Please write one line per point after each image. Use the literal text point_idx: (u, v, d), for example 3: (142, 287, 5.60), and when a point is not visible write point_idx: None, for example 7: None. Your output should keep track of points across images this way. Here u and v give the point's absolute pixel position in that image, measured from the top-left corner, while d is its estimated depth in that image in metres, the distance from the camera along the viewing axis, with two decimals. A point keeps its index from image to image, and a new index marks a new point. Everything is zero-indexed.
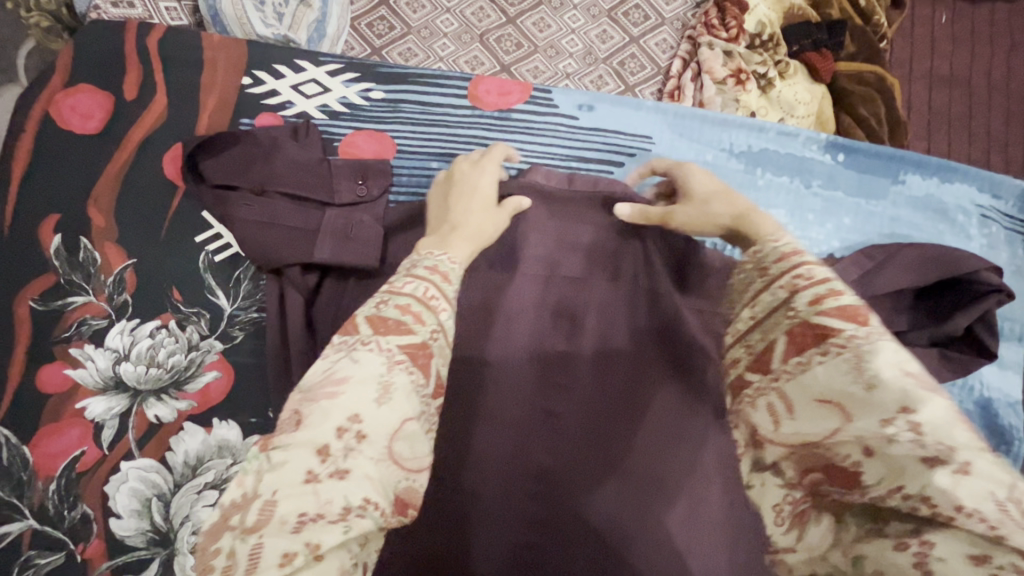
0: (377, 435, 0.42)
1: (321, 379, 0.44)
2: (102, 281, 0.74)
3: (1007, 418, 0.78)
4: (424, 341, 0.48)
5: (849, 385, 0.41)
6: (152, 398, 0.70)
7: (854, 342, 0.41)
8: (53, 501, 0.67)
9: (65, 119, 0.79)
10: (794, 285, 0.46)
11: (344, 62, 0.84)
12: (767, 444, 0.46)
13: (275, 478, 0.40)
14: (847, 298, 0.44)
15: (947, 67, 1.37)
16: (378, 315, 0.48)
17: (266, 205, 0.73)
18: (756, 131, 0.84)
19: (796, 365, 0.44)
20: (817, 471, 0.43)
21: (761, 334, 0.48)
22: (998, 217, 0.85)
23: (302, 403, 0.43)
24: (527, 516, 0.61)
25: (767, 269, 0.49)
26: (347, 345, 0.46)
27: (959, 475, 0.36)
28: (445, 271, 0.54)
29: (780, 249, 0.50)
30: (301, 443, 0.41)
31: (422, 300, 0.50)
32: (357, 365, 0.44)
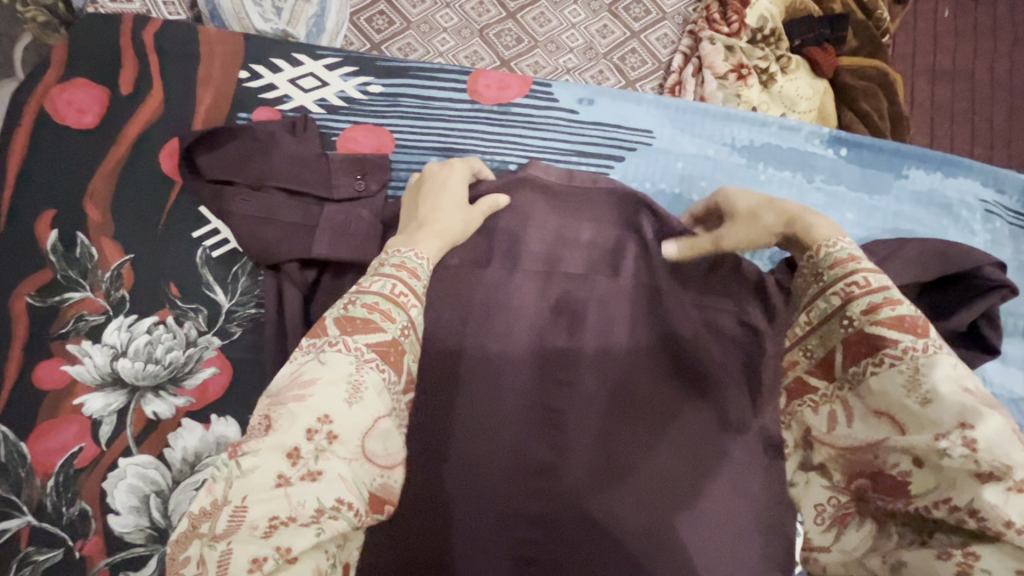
0: (349, 436, 0.44)
1: (289, 383, 0.47)
2: (99, 277, 0.73)
3: (1011, 414, 0.77)
4: (395, 337, 0.51)
5: (905, 398, 0.45)
6: (151, 394, 0.70)
7: (910, 354, 0.46)
8: (51, 497, 0.67)
9: (60, 114, 0.79)
10: (848, 293, 0.52)
11: (342, 55, 0.84)
12: (818, 445, 0.52)
13: (248, 482, 0.42)
14: (903, 308, 0.49)
15: (950, 61, 1.36)
16: (346, 316, 0.51)
17: (264, 200, 0.72)
18: (758, 126, 0.84)
19: (856, 371, 0.50)
20: (864, 476, 0.47)
21: (819, 340, 0.55)
22: (1001, 211, 0.84)
23: (271, 408, 0.46)
24: (528, 513, 0.61)
25: (822, 278, 0.55)
26: (315, 347, 0.49)
27: (1011, 492, 0.39)
28: (412, 268, 0.57)
29: (835, 255, 0.55)
30: (272, 447, 0.43)
31: (389, 297, 0.53)
32: (325, 366, 0.47)
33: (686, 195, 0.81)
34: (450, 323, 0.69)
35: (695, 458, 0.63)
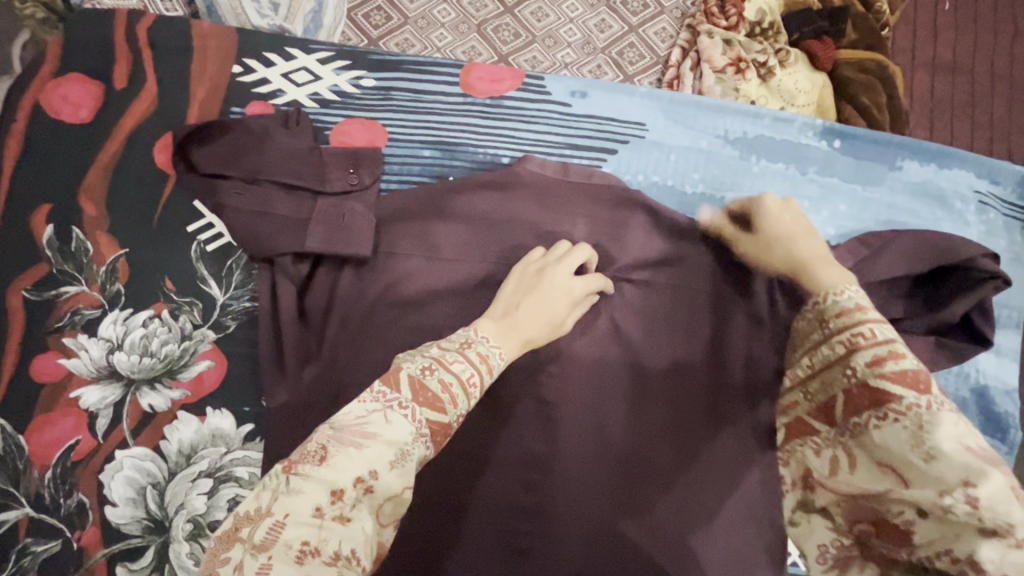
0: (382, 495, 0.43)
1: (354, 424, 0.44)
2: (95, 271, 0.74)
3: (1003, 406, 0.78)
4: (449, 423, 0.47)
5: (908, 454, 0.44)
6: (147, 388, 0.70)
7: (914, 411, 0.45)
8: (49, 489, 0.67)
9: (54, 109, 0.79)
10: (852, 343, 0.51)
11: (335, 49, 0.84)
12: (818, 488, 0.53)
13: (290, 502, 0.41)
14: (908, 363, 0.47)
15: (950, 54, 1.35)
16: (422, 381, 0.47)
17: (256, 193, 0.73)
18: (751, 118, 0.83)
19: (857, 422, 0.49)
20: (866, 523, 0.47)
21: (821, 385, 0.56)
22: (996, 203, 0.84)
23: (333, 440, 0.43)
24: (521, 504, 0.63)
25: (827, 325, 0.55)
26: (385, 398, 0.46)
27: (1010, 549, 0.39)
28: (491, 364, 0.53)
29: (842, 303, 0.54)
30: (319, 481, 0.41)
31: (464, 384, 0.49)
32: (387, 426, 0.44)
33: (679, 189, 0.81)
34: (445, 317, 0.70)
35: (689, 455, 0.65)
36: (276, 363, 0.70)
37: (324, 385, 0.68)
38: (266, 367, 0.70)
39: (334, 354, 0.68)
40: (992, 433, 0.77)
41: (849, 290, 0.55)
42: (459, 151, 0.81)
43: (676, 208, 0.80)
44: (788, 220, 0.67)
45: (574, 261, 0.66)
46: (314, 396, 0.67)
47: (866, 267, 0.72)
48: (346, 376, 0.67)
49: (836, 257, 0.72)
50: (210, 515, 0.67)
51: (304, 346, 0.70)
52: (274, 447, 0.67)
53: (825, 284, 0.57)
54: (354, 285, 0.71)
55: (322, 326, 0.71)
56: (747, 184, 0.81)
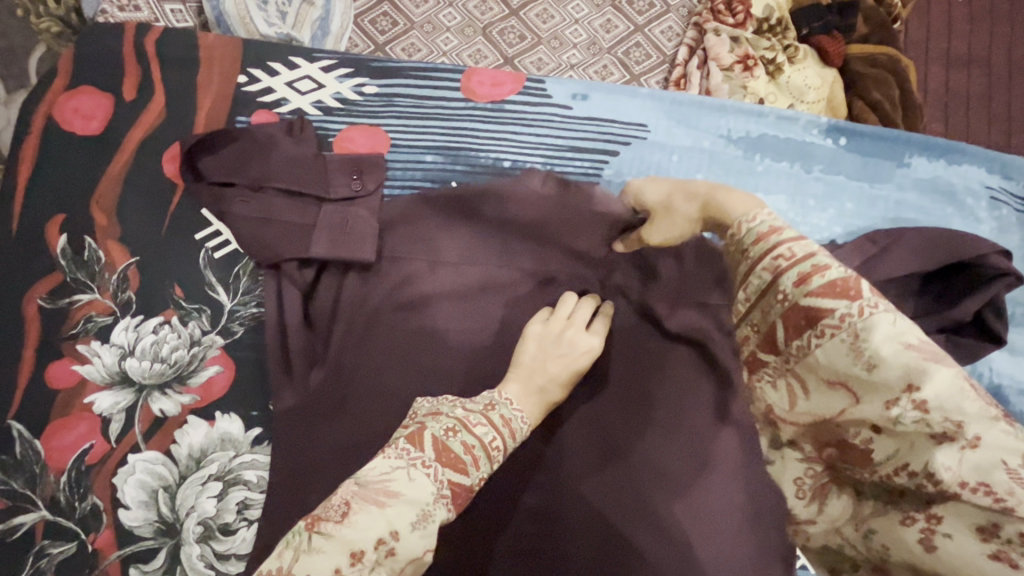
0: (405, 557, 0.46)
1: (377, 481, 0.48)
2: (107, 279, 0.76)
3: (1019, 405, 0.76)
4: (471, 484, 0.52)
5: (852, 368, 0.45)
6: (157, 393, 0.72)
7: (848, 322, 0.46)
8: (65, 492, 0.69)
9: (66, 121, 0.81)
10: (776, 266, 0.51)
11: (338, 57, 0.85)
12: (782, 423, 0.55)
13: (311, 562, 0.45)
14: (832, 274, 0.48)
15: (965, 47, 1.33)
16: (445, 443, 0.52)
17: (263, 202, 0.74)
18: (754, 117, 0.83)
19: (800, 344, 0.49)
20: (832, 447, 0.50)
21: (761, 314, 0.53)
22: (1008, 199, 0.82)
23: (355, 496, 0.48)
24: (530, 508, 0.65)
25: (748, 254, 0.54)
26: (409, 457, 0.50)
27: (965, 451, 0.41)
28: (514, 426, 0.57)
29: (757, 230, 0.55)
30: (339, 541, 0.45)
31: (486, 447, 0.54)
32: (410, 485, 0.48)
33: None
34: (450, 321, 0.71)
35: (701, 457, 0.64)
36: (282, 368, 0.71)
37: (331, 391, 0.69)
38: (273, 373, 0.71)
39: (339, 358, 0.69)
40: None
41: (760, 217, 0.56)
42: (461, 156, 0.81)
43: None
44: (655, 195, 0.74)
45: (582, 314, 0.68)
46: (321, 402, 0.68)
47: (872, 266, 0.72)
48: (353, 382, 0.68)
49: (842, 256, 0.73)
50: (220, 518, 0.68)
51: (310, 351, 0.71)
52: (283, 455, 0.67)
53: (738, 215, 0.58)
54: (358, 289, 0.72)
55: (328, 331, 0.71)
56: (751, 183, 0.80)
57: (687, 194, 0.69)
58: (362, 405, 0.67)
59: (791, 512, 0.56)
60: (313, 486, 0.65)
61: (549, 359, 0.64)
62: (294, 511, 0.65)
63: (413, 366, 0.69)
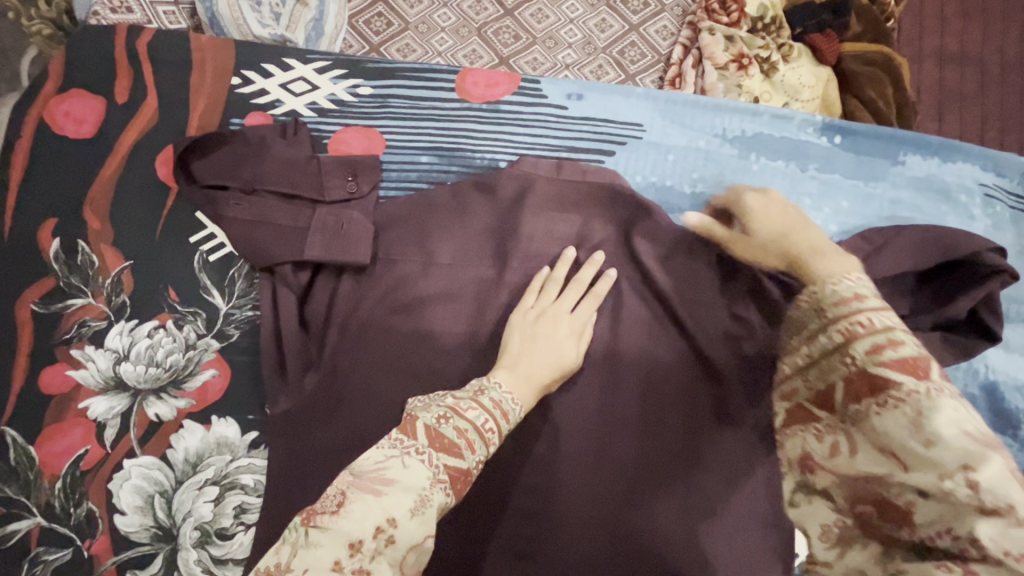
0: (404, 545, 0.45)
1: (371, 471, 0.48)
2: (100, 283, 0.75)
3: (1015, 402, 0.76)
4: (468, 468, 0.51)
5: (908, 439, 0.45)
6: (152, 397, 0.71)
7: (913, 396, 0.45)
8: (59, 498, 0.69)
9: (57, 124, 0.80)
10: (851, 331, 0.52)
11: (332, 58, 0.84)
12: (819, 470, 0.55)
13: (310, 556, 0.44)
14: (906, 350, 0.48)
15: (958, 44, 1.33)
16: (437, 429, 0.51)
17: (256, 204, 0.74)
18: (749, 116, 0.83)
19: (857, 409, 0.50)
20: (869, 504, 0.49)
21: (822, 374, 0.56)
22: (1002, 196, 0.83)
23: (350, 486, 0.47)
24: (524, 509, 0.65)
25: (825, 314, 0.55)
26: (402, 445, 0.50)
27: (1011, 527, 0.40)
28: (507, 409, 0.57)
29: (841, 293, 0.55)
30: (337, 533, 0.45)
31: (479, 430, 0.54)
32: (405, 472, 0.48)
33: (677, 188, 0.80)
34: (446, 323, 0.71)
35: (694, 455, 0.66)
36: (278, 369, 0.71)
37: (325, 393, 0.68)
38: (268, 376, 0.70)
39: (335, 361, 0.69)
40: (1003, 430, 0.75)
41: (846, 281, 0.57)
42: (456, 156, 0.81)
43: (677, 210, 0.79)
44: (774, 214, 0.72)
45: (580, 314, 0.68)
46: (317, 404, 0.68)
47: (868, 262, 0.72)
48: (349, 384, 0.68)
49: None
50: (217, 523, 0.68)
51: (305, 354, 0.71)
52: (278, 458, 0.67)
53: (823, 273, 0.59)
54: (354, 290, 0.72)
55: (323, 333, 0.71)
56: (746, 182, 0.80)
57: (787, 241, 0.67)
58: (358, 408, 0.67)
59: (808, 553, 0.54)
60: (308, 489, 0.65)
61: (537, 353, 0.64)
62: (290, 513, 0.65)
63: (409, 369, 0.69)
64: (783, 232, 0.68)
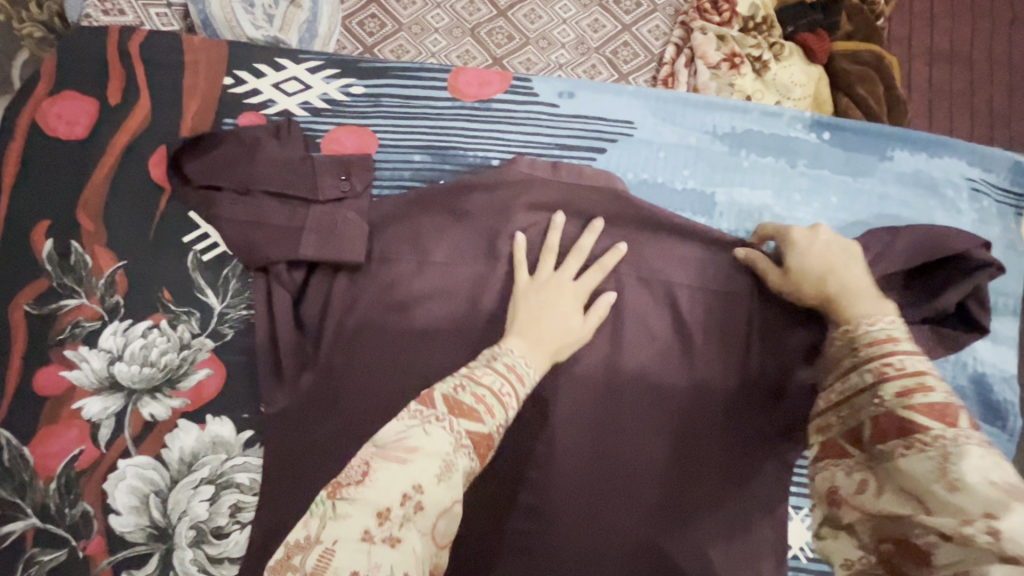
0: (432, 511, 0.46)
1: (394, 440, 0.48)
2: (93, 284, 0.75)
3: (1002, 393, 0.77)
4: (490, 432, 0.52)
5: (932, 483, 0.45)
6: (147, 397, 0.71)
7: (939, 442, 0.47)
8: (54, 499, 0.69)
9: (49, 125, 0.80)
10: (882, 371, 0.54)
11: (324, 58, 0.85)
12: (845, 506, 0.52)
13: (338, 527, 0.44)
14: (936, 396, 0.50)
15: (947, 42, 1.35)
16: (455, 397, 0.52)
17: (250, 204, 0.74)
18: (740, 113, 0.84)
19: (882, 448, 0.50)
20: (890, 541, 0.47)
21: (851, 411, 0.55)
22: (988, 190, 0.84)
23: (375, 456, 0.48)
24: (524, 504, 0.66)
25: (858, 351, 0.57)
26: (422, 415, 0.50)
27: None
28: (521, 372, 0.57)
29: (874, 334, 0.57)
30: (363, 503, 0.45)
31: (497, 394, 0.54)
32: (427, 438, 0.48)
33: (669, 186, 0.81)
34: (439, 320, 0.71)
35: (695, 457, 0.67)
36: (272, 369, 0.71)
37: (321, 392, 0.69)
38: (262, 376, 0.71)
39: (330, 359, 0.70)
40: (991, 421, 0.76)
41: (881, 322, 0.59)
42: (448, 155, 0.81)
43: (668, 207, 0.80)
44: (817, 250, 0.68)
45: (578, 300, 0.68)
46: (313, 403, 0.68)
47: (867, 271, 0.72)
48: (344, 382, 0.68)
49: None
50: (212, 522, 0.68)
51: (300, 353, 0.71)
52: (274, 457, 0.68)
53: (857, 313, 0.61)
54: (348, 289, 0.73)
55: (318, 332, 0.72)
56: (737, 179, 0.81)
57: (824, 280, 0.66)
58: (353, 407, 0.67)
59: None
60: (303, 487, 0.66)
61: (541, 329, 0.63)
62: (285, 512, 0.66)
63: (404, 366, 0.69)
64: (827, 269, 0.66)
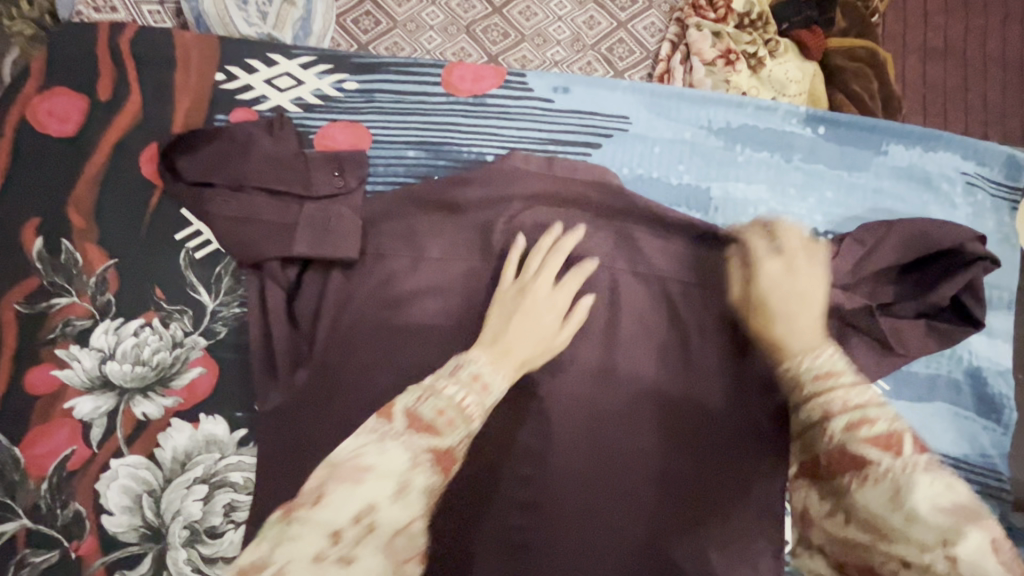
0: (389, 527, 0.61)
1: (350, 458, 0.64)
2: (84, 282, 0.74)
3: (997, 386, 0.77)
4: (450, 445, 0.65)
5: (888, 513, 0.59)
6: (139, 396, 0.71)
7: (892, 473, 0.61)
8: (46, 500, 0.68)
9: (39, 122, 0.79)
10: (827, 410, 0.66)
11: (317, 55, 0.84)
12: (813, 525, 0.65)
13: (291, 546, 0.60)
14: (879, 428, 0.64)
15: (941, 39, 1.35)
16: (414, 414, 0.65)
17: (244, 201, 0.75)
18: (734, 107, 0.83)
19: (841, 481, 0.63)
20: (855, 563, 0.61)
21: (807, 445, 0.66)
22: (982, 184, 0.84)
23: (328, 480, 0.63)
24: (519, 501, 0.66)
25: (804, 390, 0.68)
26: (380, 431, 0.65)
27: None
28: (485, 380, 0.67)
29: (816, 370, 0.68)
30: (317, 523, 0.61)
31: (456, 407, 0.66)
32: (383, 457, 0.63)
33: (664, 180, 0.80)
34: (432, 317, 0.71)
35: (693, 452, 0.67)
36: (266, 367, 0.71)
37: (315, 390, 0.68)
38: (258, 373, 0.71)
39: (324, 356, 0.69)
40: (987, 415, 0.76)
41: (816, 359, 0.69)
42: (441, 150, 0.80)
43: (664, 201, 0.78)
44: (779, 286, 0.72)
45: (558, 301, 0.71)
46: (306, 401, 0.68)
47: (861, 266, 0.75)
48: (338, 379, 0.68)
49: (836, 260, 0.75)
50: (207, 521, 0.67)
51: (293, 350, 0.70)
52: (269, 455, 0.67)
53: (795, 351, 0.69)
54: (343, 287, 0.72)
55: (311, 329, 0.71)
56: (732, 173, 0.81)
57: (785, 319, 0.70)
58: (346, 404, 0.67)
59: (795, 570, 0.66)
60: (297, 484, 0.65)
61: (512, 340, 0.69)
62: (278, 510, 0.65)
63: (397, 363, 0.69)
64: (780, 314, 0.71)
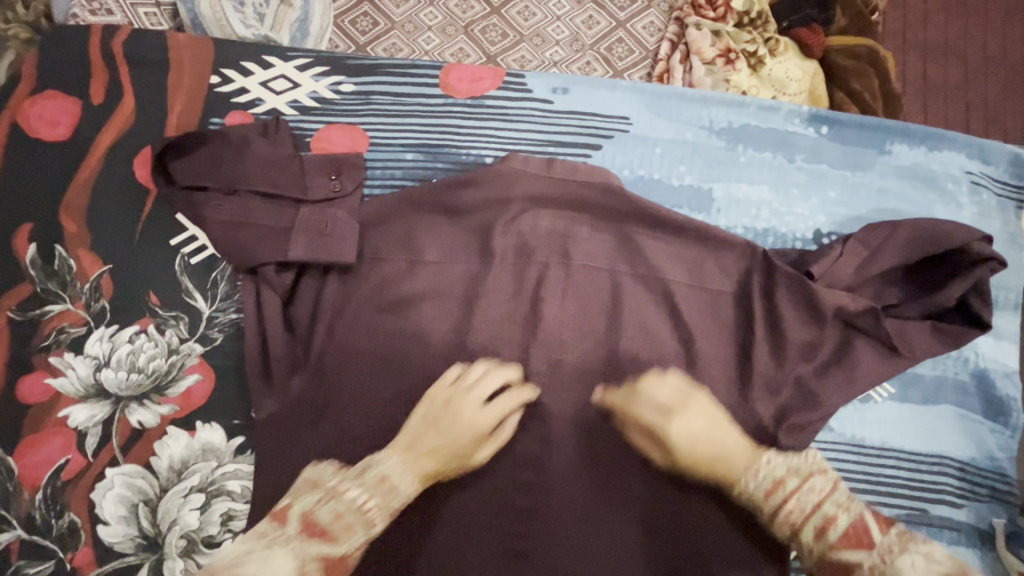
0: None
1: (227, 562, 0.62)
2: (78, 289, 0.73)
3: (1004, 388, 0.76)
4: (345, 551, 0.63)
5: None
6: (135, 404, 0.70)
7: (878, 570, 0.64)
8: (40, 510, 0.67)
9: (31, 126, 0.78)
10: (797, 525, 0.65)
11: (312, 56, 0.83)
12: None
13: None
14: (841, 523, 0.66)
15: (941, 36, 1.34)
16: (308, 518, 0.63)
17: (238, 204, 0.73)
18: (736, 107, 0.82)
19: None
20: None
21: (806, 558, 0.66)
22: (988, 183, 0.83)
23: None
24: (517, 507, 0.66)
25: (767, 509, 0.65)
26: (268, 536, 0.63)
27: None
28: (390, 482, 0.64)
29: (767, 483, 0.66)
30: None
31: (355, 511, 0.63)
32: (265, 565, 0.61)
33: (665, 182, 0.79)
34: (431, 322, 0.70)
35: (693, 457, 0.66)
36: (262, 373, 0.70)
37: (312, 397, 0.67)
38: (253, 381, 0.69)
39: (322, 362, 0.68)
40: (995, 417, 0.75)
41: (760, 474, 0.66)
42: (441, 153, 0.80)
43: (665, 204, 0.79)
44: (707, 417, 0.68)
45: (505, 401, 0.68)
46: (303, 409, 0.67)
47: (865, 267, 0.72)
48: (336, 387, 0.67)
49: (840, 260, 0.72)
50: (204, 531, 0.67)
51: (290, 357, 0.69)
52: (266, 463, 0.66)
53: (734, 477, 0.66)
54: (340, 292, 0.71)
55: (308, 336, 0.70)
56: (734, 174, 0.80)
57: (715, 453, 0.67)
58: (345, 411, 0.66)
59: None
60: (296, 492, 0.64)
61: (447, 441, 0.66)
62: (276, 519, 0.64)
63: (397, 369, 0.68)
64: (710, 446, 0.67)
